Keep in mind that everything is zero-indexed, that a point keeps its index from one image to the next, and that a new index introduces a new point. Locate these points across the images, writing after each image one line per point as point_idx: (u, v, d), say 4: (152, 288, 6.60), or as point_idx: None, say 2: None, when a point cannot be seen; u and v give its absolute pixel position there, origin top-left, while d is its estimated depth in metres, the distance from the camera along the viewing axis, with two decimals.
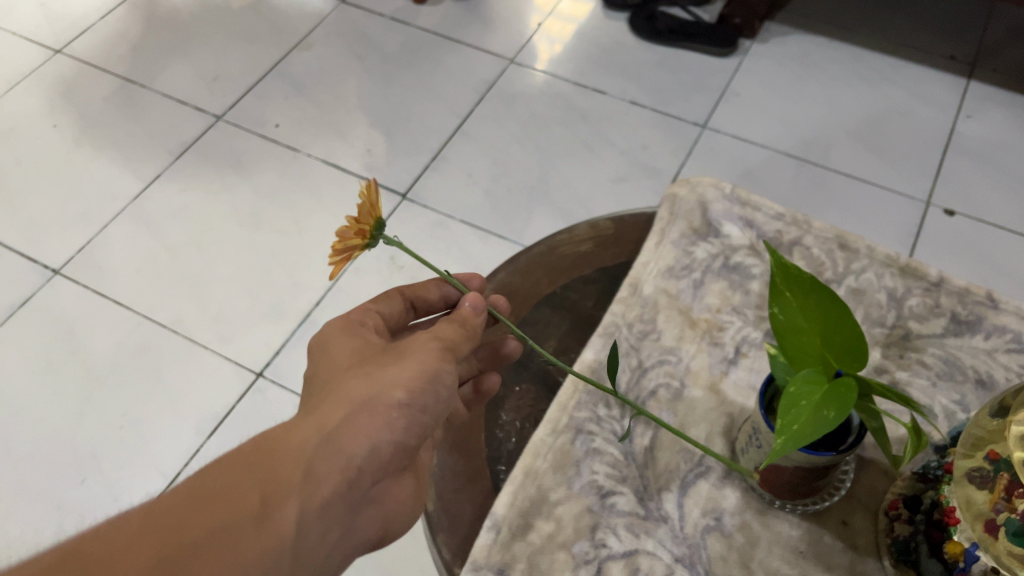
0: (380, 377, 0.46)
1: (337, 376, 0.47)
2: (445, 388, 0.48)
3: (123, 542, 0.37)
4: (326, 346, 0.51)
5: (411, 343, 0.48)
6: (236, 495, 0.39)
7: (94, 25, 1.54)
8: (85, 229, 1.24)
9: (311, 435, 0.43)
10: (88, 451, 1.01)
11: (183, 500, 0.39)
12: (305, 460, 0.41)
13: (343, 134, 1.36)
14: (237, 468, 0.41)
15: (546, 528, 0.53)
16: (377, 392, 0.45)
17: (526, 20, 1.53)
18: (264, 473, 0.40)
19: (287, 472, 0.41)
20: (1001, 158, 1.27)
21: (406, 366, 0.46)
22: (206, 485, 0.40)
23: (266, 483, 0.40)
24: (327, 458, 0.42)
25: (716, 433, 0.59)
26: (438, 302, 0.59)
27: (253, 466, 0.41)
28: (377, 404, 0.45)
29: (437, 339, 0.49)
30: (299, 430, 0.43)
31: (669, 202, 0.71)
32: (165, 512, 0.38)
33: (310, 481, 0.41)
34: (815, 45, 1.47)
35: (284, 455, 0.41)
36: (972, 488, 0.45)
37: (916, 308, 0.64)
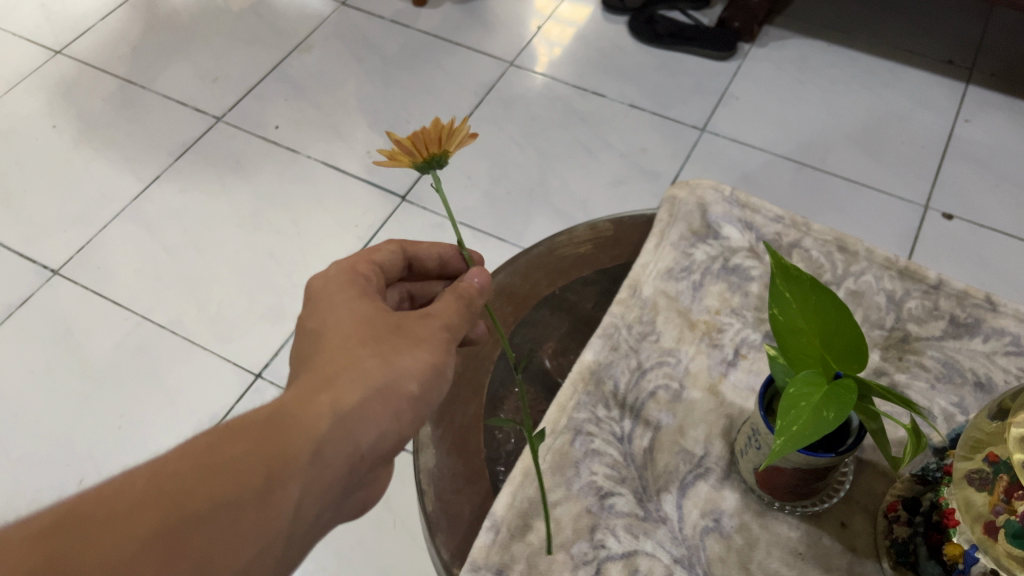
0: (395, 365, 0.44)
1: (340, 348, 0.45)
2: (445, 386, 0.48)
3: (124, 505, 0.33)
4: (324, 310, 0.48)
5: (420, 329, 0.47)
6: (250, 462, 0.36)
7: (94, 26, 1.54)
8: (84, 229, 1.23)
9: (327, 415, 0.40)
10: (86, 451, 1.01)
11: (189, 460, 0.35)
12: (320, 438, 0.39)
13: (343, 135, 1.36)
14: (247, 436, 0.37)
15: (545, 528, 0.53)
16: (392, 382, 0.44)
17: (526, 23, 1.53)
18: (277, 445, 0.38)
19: (301, 447, 0.38)
20: (999, 162, 1.27)
21: (418, 355, 0.46)
22: (213, 448, 0.36)
23: (280, 456, 0.37)
24: (340, 440, 0.40)
25: (715, 434, 0.59)
26: (432, 269, 0.60)
27: (266, 434, 0.38)
28: (391, 391, 0.44)
29: (446, 329, 0.48)
30: (314, 405, 0.40)
31: (668, 204, 0.71)
32: (172, 472, 0.34)
33: (320, 460, 0.39)
34: (815, 49, 1.47)
35: (298, 429, 0.39)
36: (972, 490, 0.45)
37: (915, 310, 0.64)
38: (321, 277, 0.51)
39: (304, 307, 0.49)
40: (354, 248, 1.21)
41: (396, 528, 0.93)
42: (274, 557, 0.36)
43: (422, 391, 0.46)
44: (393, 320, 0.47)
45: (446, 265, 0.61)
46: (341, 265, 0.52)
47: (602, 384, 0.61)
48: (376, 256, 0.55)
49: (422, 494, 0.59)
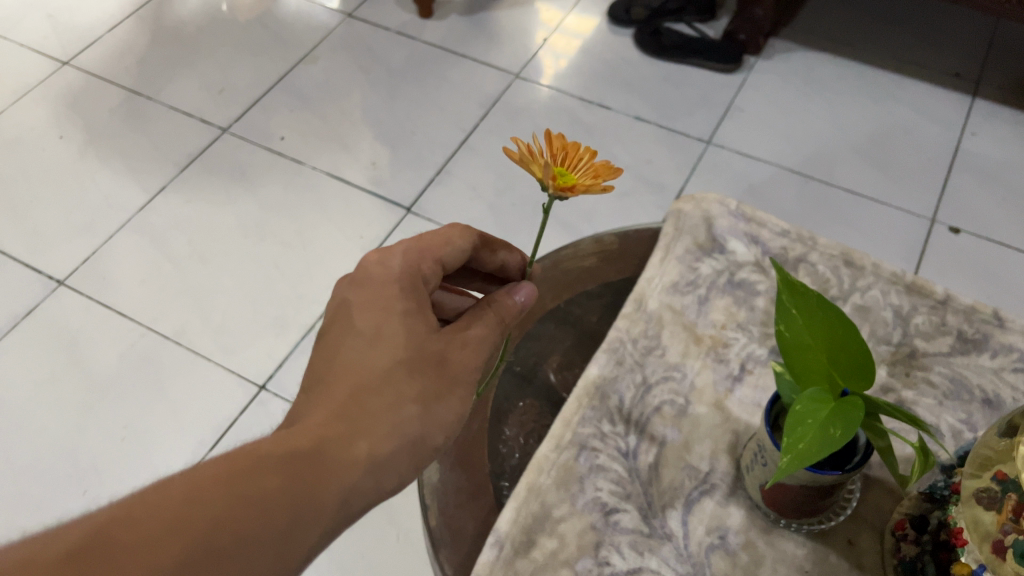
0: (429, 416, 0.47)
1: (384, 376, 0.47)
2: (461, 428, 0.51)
3: (163, 527, 0.36)
4: (380, 316, 0.49)
5: (460, 371, 0.49)
6: (280, 506, 0.39)
7: (101, 37, 1.55)
8: (89, 240, 1.24)
9: (360, 463, 0.43)
10: (89, 463, 1.01)
11: (227, 491, 0.38)
12: (345, 485, 0.42)
13: (349, 147, 1.36)
14: (288, 478, 0.40)
15: (549, 545, 0.53)
16: (423, 432, 0.47)
17: (531, 35, 1.54)
18: (308, 489, 0.40)
19: (328, 493, 0.41)
20: (1006, 176, 1.27)
21: (449, 406, 0.48)
22: (254, 485, 0.39)
23: (311, 504, 0.40)
24: (367, 489, 0.43)
25: (721, 450, 0.59)
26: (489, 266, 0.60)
27: (304, 478, 0.41)
28: (417, 442, 0.46)
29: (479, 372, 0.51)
30: (351, 449, 0.43)
31: (673, 217, 0.71)
32: (209, 500, 0.37)
33: (340, 505, 0.42)
34: (820, 62, 1.47)
35: (329, 473, 0.42)
36: (980, 509, 0.44)
37: (922, 326, 0.63)
38: (384, 272, 0.51)
39: (358, 294, 0.50)
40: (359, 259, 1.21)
41: (400, 541, 0.93)
42: None
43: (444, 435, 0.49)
44: (439, 350, 0.49)
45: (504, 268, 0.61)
46: (406, 262, 0.51)
47: (608, 399, 0.60)
48: (450, 250, 0.54)
49: (425, 509, 0.59)
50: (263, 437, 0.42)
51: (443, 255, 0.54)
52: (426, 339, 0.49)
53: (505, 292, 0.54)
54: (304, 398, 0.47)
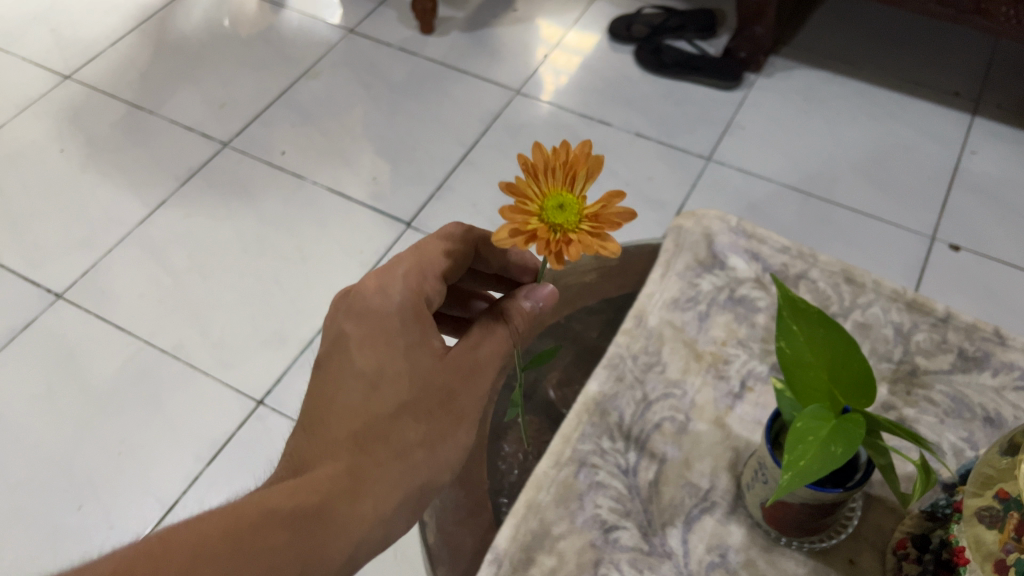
0: (434, 459, 0.50)
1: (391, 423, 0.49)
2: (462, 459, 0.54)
3: None
4: (385, 357, 0.50)
5: (463, 407, 0.52)
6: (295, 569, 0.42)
7: (104, 52, 1.55)
8: (89, 254, 1.24)
9: (369, 515, 0.46)
10: (85, 478, 1.01)
11: (242, 552, 0.40)
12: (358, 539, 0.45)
13: (349, 162, 1.36)
14: (299, 537, 0.43)
15: (548, 562, 0.52)
16: (429, 475, 0.50)
17: (532, 51, 1.54)
18: (321, 547, 0.43)
19: (339, 550, 0.44)
20: (1005, 194, 1.27)
21: (451, 443, 0.51)
22: (265, 548, 0.41)
23: (321, 560, 0.43)
24: (376, 539, 0.47)
25: (721, 468, 0.58)
26: (494, 267, 0.59)
27: (314, 535, 0.43)
28: (423, 485, 0.50)
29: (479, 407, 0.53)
30: (358, 503, 0.46)
31: (674, 233, 0.71)
32: (226, 561, 0.40)
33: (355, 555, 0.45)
34: (820, 80, 1.48)
35: (339, 531, 0.44)
36: (982, 528, 0.44)
37: (923, 343, 0.63)
38: (384, 300, 0.51)
39: (361, 327, 0.51)
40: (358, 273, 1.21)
41: (397, 558, 0.92)
42: None
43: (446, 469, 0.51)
44: (445, 387, 0.51)
45: (510, 269, 0.59)
46: (407, 287, 0.51)
47: (607, 416, 0.60)
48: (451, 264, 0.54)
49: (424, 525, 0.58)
50: (276, 491, 0.45)
51: (445, 270, 0.54)
52: (433, 373, 0.50)
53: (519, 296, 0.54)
54: (308, 438, 0.49)
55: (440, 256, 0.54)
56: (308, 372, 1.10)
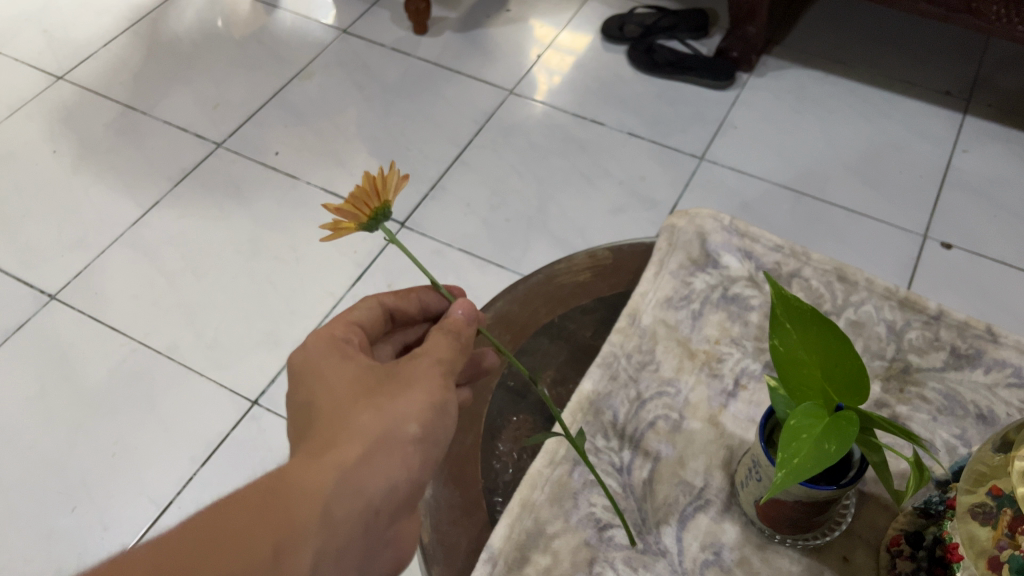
0: (389, 410, 0.43)
1: (336, 405, 0.44)
2: (450, 418, 0.46)
3: None
4: (314, 370, 0.46)
5: (414, 371, 0.46)
6: (252, 541, 0.36)
7: (96, 52, 1.55)
8: (82, 255, 1.23)
9: (324, 472, 0.40)
10: (79, 479, 1.00)
11: (189, 538, 0.35)
12: (323, 504, 0.39)
13: (342, 162, 1.36)
14: (241, 510, 0.37)
15: (543, 561, 0.52)
16: (390, 426, 0.43)
17: (525, 51, 1.54)
18: (278, 517, 0.37)
19: (304, 518, 0.38)
20: (997, 192, 1.28)
21: (413, 396, 0.44)
22: (217, 531, 0.36)
23: (282, 527, 0.37)
24: (350, 504, 0.40)
25: (715, 466, 0.58)
26: (417, 316, 0.56)
27: (260, 504, 0.38)
28: (394, 441, 0.43)
29: (440, 364, 0.47)
30: (310, 469, 0.40)
31: (667, 232, 0.71)
32: (172, 549, 0.35)
33: (328, 524, 0.39)
34: (813, 79, 1.48)
35: (298, 499, 0.38)
36: (974, 525, 0.45)
37: (916, 341, 0.63)
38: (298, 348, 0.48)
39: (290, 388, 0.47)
40: (352, 273, 1.21)
41: None
42: None
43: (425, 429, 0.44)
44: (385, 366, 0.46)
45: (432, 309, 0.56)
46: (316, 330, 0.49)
47: (602, 415, 0.60)
48: (359, 315, 0.52)
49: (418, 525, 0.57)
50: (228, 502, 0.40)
51: (355, 318, 0.52)
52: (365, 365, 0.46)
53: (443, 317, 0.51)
54: None
55: (349, 314, 0.52)
56: None
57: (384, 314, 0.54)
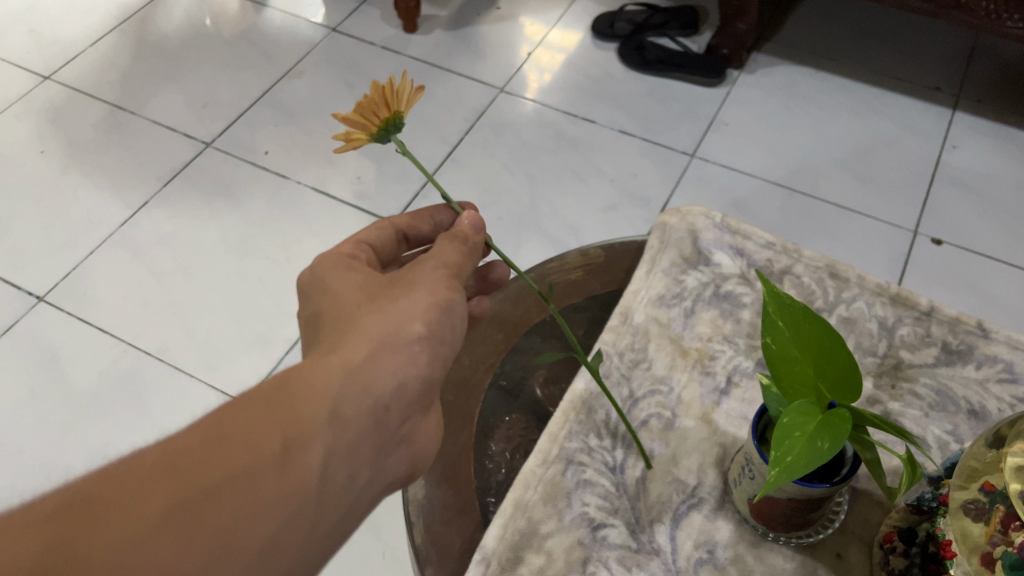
0: (393, 312, 0.46)
1: (344, 314, 0.46)
2: (453, 319, 0.48)
3: (142, 478, 0.34)
4: (324, 284, 0.49)
5: (418, 276, 0.49)
6: (264, 435, 0.38)
7: (84, 52, 1.54)
8: (70, 256, 1.23)
9: (333, 368, 0.42)
10: (69, 482, 1.00)
11: (205, 434, 0.37)
12: (334, 397, 0.41)
13: (333, 161, 1.36)
14: (253, 406, 0.39)
15: (537, 561, 0.52)
16: (394, 327, 0.45)
17: (516, 49, 1.54)
18: (289, 411, 0.39)
19: (314, 412, 0.40)
20: (986, 188, 1.28)
21: (416, 298, 0.47)
22: (230, 426, 0.38)
23: (293, 422, 0.39)
24: (360, 399, 0.42)
25: (708, 464, 0.58)
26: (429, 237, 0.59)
27: (270, 400, 0.39)
28: (399, 338, 0.45)
29: (443, 267, 0.50)
30: (319, 368, 0.42)
31: (659, 230, 0.70)
32: (188, 446, 0.36)
33: (339, 417, 0.40)
34: (803, 76, 1.48)
35: (308, 394, 0.40)
36: (968, 521, 0.44)
37: (907, 337, 0.63)
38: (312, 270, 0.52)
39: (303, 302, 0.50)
40: None
41: (386, 558, 0.93)
42: (312, 520, 0.38)
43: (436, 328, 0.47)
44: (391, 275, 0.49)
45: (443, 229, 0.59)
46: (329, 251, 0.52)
47: (594, 414, 0.60)
48: (373, 234, 0.55)
49: (410, 526, 0.57)
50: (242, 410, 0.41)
51: (368, 238, 0.55)
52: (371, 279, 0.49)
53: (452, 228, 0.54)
54: None
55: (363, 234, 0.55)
56: None
57: (395, 236, 0.57)
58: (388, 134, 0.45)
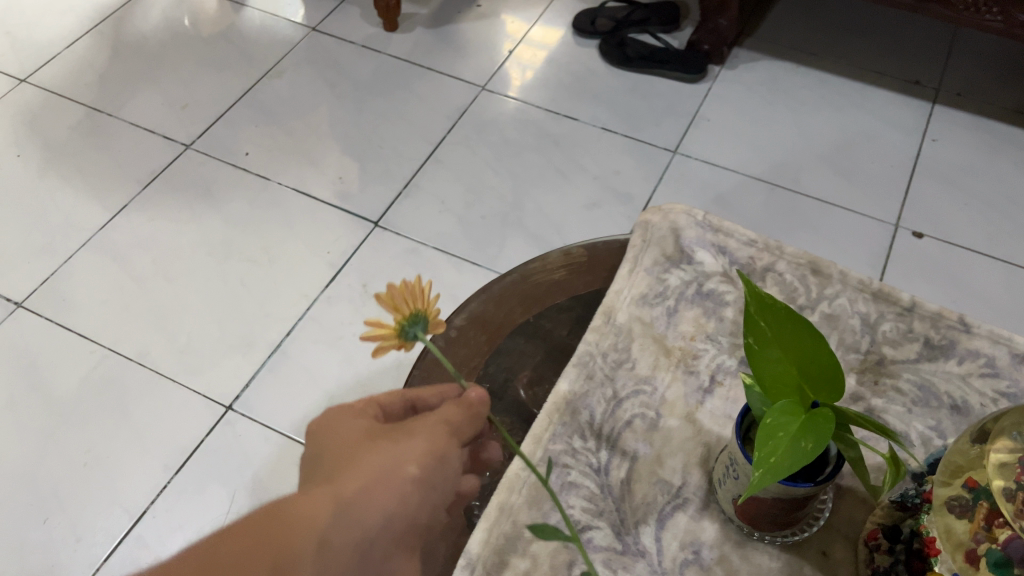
0: (392, 453, 0.47)
1: (345, 450, 0.48)
2: (452, 468, 0.49)
3: None
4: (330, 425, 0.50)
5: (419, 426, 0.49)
6: (249, 571, 0.41)
7: (60, 53, 1.52)
8: (49, 261, 1.21)
9: (324, 502, 0.44)
10: (50, 490, 0.98)
11: (200, 569, 0.42)
12: (322, 530, 0.43)
13: (314, 161, 1.35)
14: (248, 541, 0.43)
15: (522, 565, 0.52)
16: (391, 464, 0.46)
17: (497, 47, 1.53)
18: (277, 544, 0.42)
19: (300, 544, 0.42)
20: (967, 181, 1.29)
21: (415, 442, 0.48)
22: (222, 563, 0.42)
23: (278, 556, 0.42)
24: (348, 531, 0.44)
25: (693, 463, 0.58)
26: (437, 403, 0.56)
27: (264, 535, 0.43)
28: (393, 475, 0.46)
29: (446, 425, 0.50)
30: (311, 498, 0.44)
31: (641, 229, 0.70)
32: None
33: (327, 549, 0.42)
34: (784, 71, 1.49)
35: (297, 526, 0.43)
36: (952, 518, 0.44)
37: (890, 333, 0.63)
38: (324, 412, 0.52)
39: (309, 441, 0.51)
40: (326, 275, 1.20)
41: None
42: None
43: (437, 451, 0.48)
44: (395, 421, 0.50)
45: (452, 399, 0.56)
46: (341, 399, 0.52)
47: (578, 415, 0.60)
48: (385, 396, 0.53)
49: None
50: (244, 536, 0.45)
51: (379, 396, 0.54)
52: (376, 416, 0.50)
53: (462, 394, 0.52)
54: None
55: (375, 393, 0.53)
56: (278, 377, 1.09)
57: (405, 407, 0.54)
58: (411, 334, 0.47)
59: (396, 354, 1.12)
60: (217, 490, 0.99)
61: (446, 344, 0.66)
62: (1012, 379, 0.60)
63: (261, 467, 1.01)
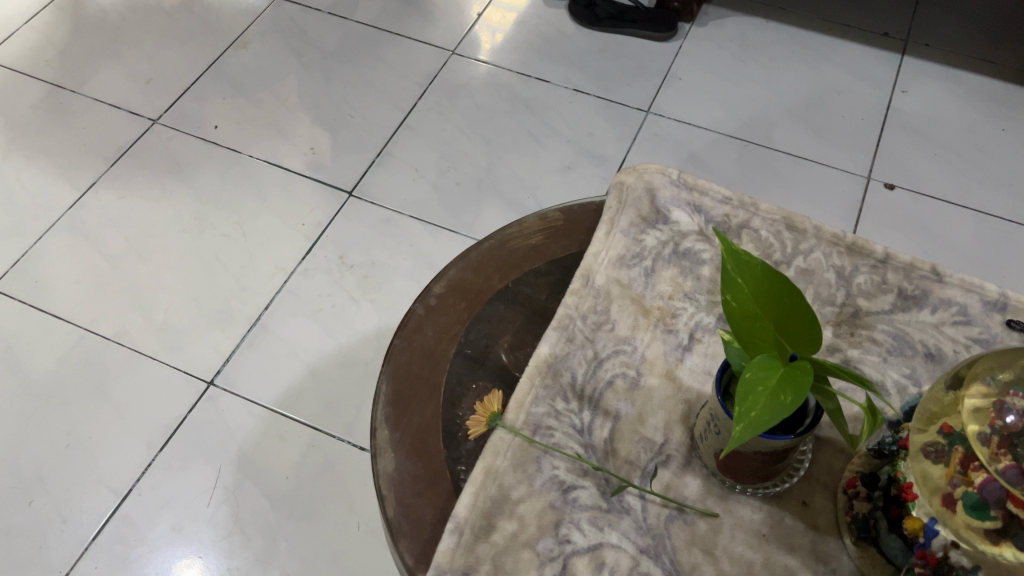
0: (440, 335, 0.64)
1: (403, 351, 0.63)
2: (477, 331, 0.65)
3: None
4: (399, 337, 0.64)
5: (457, 309, 0.66)
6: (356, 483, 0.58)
7: (19, 30, 1.48)
8: (19, 242, 1.19)
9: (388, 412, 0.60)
10: (33, 472, 0.98)
11: None
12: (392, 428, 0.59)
13: (285, 133, 1.33)
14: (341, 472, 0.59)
15: (509, 527, 0.52)
16: (437, 344, 0.64)
17: (466, 10, 1.51)
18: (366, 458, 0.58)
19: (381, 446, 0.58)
20: (936, 131, 1.30)
21: (454, 324, 0.65)
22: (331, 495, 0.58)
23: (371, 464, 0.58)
24: (412, 419, 0.60)
25: (674, 421, 0.59)
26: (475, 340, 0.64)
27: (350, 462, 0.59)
28: (438, 353, 0.63)
29: (480, 301, 0.66)
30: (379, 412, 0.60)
31: (616, 190, 0.70)
32: None
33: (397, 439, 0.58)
34: (754, 27, 1.48)
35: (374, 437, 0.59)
36: (927, 463, 0.45)
37: (864, 285, 0.64)
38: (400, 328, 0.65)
39: (391, 349, 0.64)
40: (302, 247, 1.19)
41: (361, 530, 0.93)
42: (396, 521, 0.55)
43: (447, 350, 0.63)
44: (450, 308, 0.66)
45: (481, 347, 0.64)
46: (409, 317, 0.65)
47: (560, 376, 0.59)
48: (442, 305, 0.66)
49: (382, 500, 0.56)
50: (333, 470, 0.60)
51: (439, 300, 0.66)
52: (433, 317, 0.65)
53: (493, 285, 0.67)
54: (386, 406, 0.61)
55: (433, 305, 0.66)
56: (258, 351, 1.08)
57: (451, 336, 0.64)
58: None
59: (376, 324, 1.11)
60: (202, 466, 0.98)
61: (425, 312, 0.65)
62: (984, 326, 0.61)
63: (245, 441, 1.00)
